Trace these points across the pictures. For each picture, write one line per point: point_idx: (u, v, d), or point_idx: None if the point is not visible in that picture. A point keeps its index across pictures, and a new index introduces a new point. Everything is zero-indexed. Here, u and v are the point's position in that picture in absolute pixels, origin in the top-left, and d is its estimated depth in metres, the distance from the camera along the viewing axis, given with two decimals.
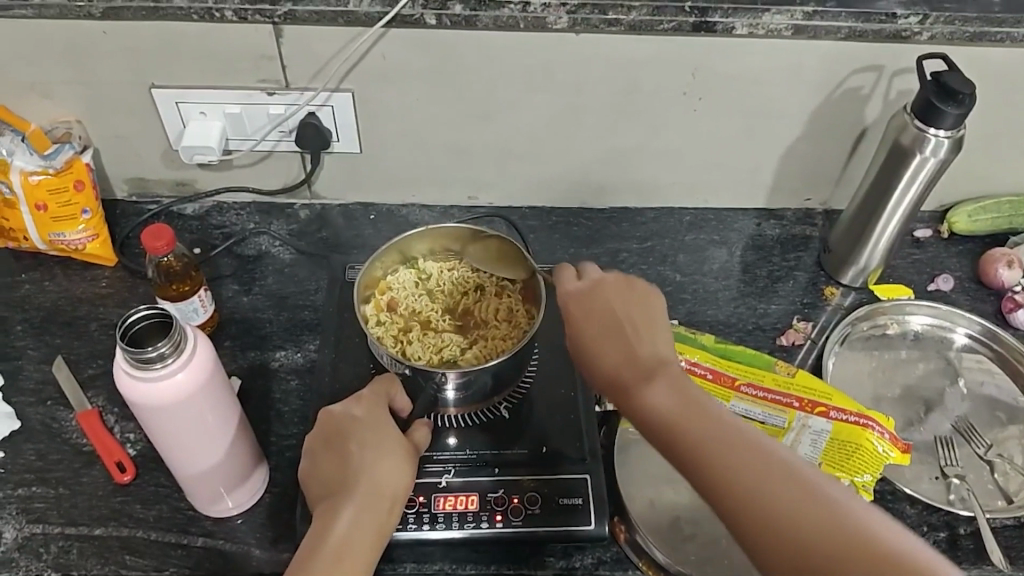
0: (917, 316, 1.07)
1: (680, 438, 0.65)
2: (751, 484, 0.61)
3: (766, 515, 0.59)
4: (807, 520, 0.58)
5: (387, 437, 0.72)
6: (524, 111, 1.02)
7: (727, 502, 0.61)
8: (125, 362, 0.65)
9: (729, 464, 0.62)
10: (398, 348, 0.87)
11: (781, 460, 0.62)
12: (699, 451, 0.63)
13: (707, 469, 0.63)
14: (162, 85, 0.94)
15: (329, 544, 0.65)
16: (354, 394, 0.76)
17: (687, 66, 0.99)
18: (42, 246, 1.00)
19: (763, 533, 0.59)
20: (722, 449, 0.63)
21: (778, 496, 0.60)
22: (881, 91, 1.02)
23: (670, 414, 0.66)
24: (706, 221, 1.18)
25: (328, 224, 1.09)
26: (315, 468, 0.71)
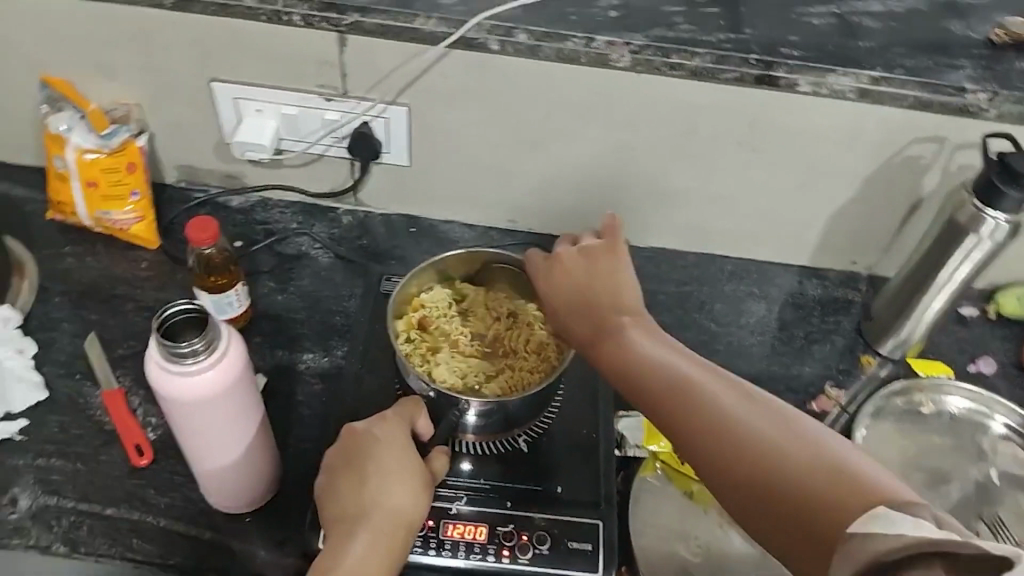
0: (953, 398, 1.04)
1: (653, 385, 0.68)
2: (719, 420, 0.63)
3: (731, 447, 0.61)
4: (770, 444, 0.60)
5: (406, 462, 0.72)
6: (577, 142, 1.02)
7: (696, 441, 0.63)
8: (158, 353, 0.66)
9: (699, 402, 0.65)
10: (424, 367, 0.87)
11: (749, 395, 0.64)
12: (670, 396, 0.66)
13: (679, 413, 0.65)
14: (224, 79, 0.96)
15: (340, 572, 0.66)
16: (379, 413, 0.77)
17: (745, 117, 0.98)
18: (89, 222, 1.02)
19: (729, 465, 0.61)
20: (693, 392, 0.66)
21: (743, 428, 0.62)
22: (941, 164, 1.01)
23: (645, 361, 0.70)
24: (747, 272, 1.17)
25: (370, 233, 1.10)
26: (335, 484, 0.73)
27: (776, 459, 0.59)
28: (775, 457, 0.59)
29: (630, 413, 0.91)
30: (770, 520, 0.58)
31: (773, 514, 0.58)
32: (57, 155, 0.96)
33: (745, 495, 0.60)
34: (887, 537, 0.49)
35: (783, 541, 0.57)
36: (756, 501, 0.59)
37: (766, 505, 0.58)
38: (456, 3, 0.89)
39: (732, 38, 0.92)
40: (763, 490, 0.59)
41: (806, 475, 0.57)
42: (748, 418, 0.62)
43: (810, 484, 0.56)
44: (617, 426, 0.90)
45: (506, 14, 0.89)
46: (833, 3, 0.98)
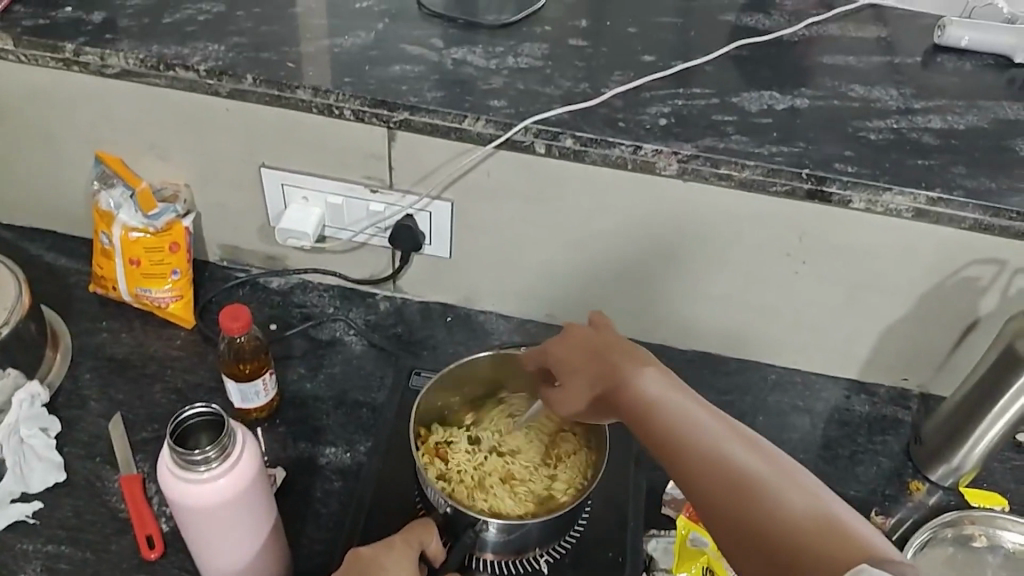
0: (1009, 533, 0.97)
1: (662, 433, 0.63)
2: (731, 475, 0.58)
3: (740, 506, 0.57)
4: (781, 507, 0.56)
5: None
6: (619, 243, 0.99)
7: (705, 494, 0.59)
8: (171, 459, 0.64)
9: (702, 452, 0.60)
10: (472, 505, 0.82)
11: (760, 451, 0.60)
12: (681, 445, 0.62)
13: (689, 463, 0.61)
14: (271, 165, 0.96)
15: None
16: (386, 540, 0.73)
17: (795, 230, 0.95)
18: (127, 298, 1.02)
19: (739, 523, 0.57)
20: (702, 442, 0.61)
21: (755, 485, 0.57)
22: (999, 286, 0.96)
23: (661, 421, 0.64)
24: (792, 383, 1.12)
25: (404, 321, 1.08)
26: None
27: (788, 525, 0.55)
28: (788, 524, 0.55)
29: (660, 534, 0.86)
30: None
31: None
32: (103, 231, 0.98)
33: (754, 556, 0.56)
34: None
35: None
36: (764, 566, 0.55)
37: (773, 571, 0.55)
38: (505, 107, 0.89)
39: (785, 151, 0.90)
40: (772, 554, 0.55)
41: (817, 543, 0.53)
42: (758, 476, 0.58)
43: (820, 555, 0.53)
44: (645, 547, 0.85)
45: (553, 118, 0.88)
46: (891, 117, 0.95)
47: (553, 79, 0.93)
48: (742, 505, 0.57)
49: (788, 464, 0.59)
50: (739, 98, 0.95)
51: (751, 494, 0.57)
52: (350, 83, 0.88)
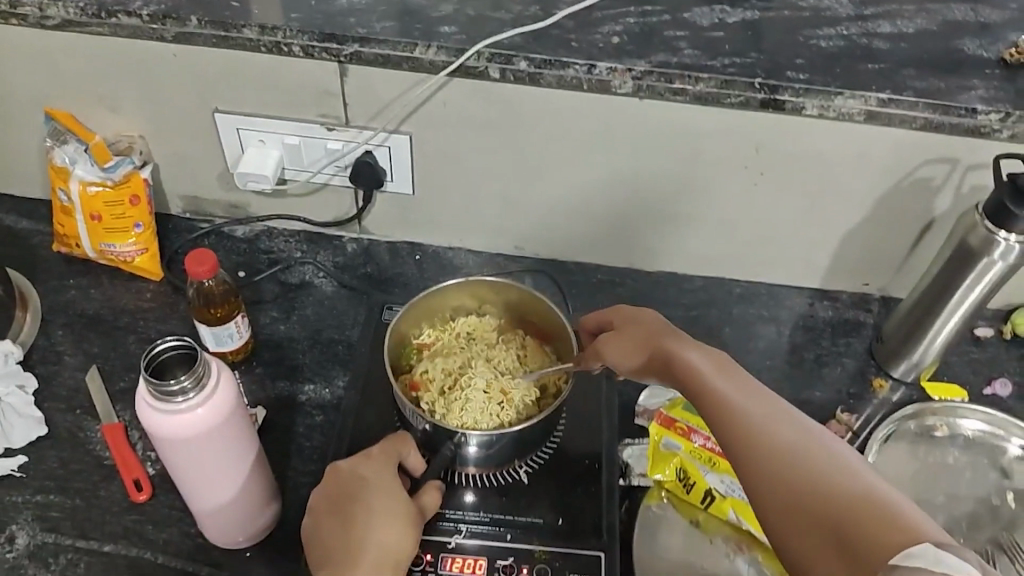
0: (969, 420, 1.02)
1: (715, 407, 0.66)
2: (771, 446, 0.60)
3: (785, 473, 0.58)
4: (824, 479, 0.56)
5: (393, 501, 0.72)
6: (581, 169, 1.00)
7: (752, 466, 0.61)
8: (147, 391, 0.65)
9: (744, 422, 0.63)
10: (484, 426, 0.83)
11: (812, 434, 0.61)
12: (733, 421, 0.64)
13: (741, 436, 0.62)
14: (225, 110, 0.95)
15: None
16: (365, 452, 0.76)
17: (751, 140, 0.96)
18: (92, 254, 1.02)
19: (769, 484, 0.58)
20: (753, 417, 0.63)
21: (802, 458, 0.58)
22: (953, 184, 0.98)
23: (705, 393, 0.67)
24: (757, 295, 1.15)
25: (373, 259, 1.09)
26: (320, 530, 0.71)
27: (827, 493, 0.55)
28: (828, 493, 0.55)
29: (636, 442, 0.92)
30: (805, 548, 0.55)
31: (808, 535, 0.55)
32: (60, 188, 0.97)
33: (781, 513, 0.57)
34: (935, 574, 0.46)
35: (815, 569, 0.54)
36: (796, 531, 0.55)
37: (805, 535, 0.55)
38: (456, 34, 0.89)
39: (737, 62, 0.91)
40: (805, 521, 0.55)
41: (853, 513, 0.53)
42: (809, 453, 0.59)
43: (852, 520, 0.53)
44: (621, 454, 0.90)
45: (506, 43, 0.88)
46: (842, 25, 0.96)
47: (503, 4, 0.92)
48: (788, 474, 0.58)
49: (838, 448, 0.60)
50: (691, 14, 0.95)
51: (797, 466, 0.58)
52: (296, 18, 0.88)
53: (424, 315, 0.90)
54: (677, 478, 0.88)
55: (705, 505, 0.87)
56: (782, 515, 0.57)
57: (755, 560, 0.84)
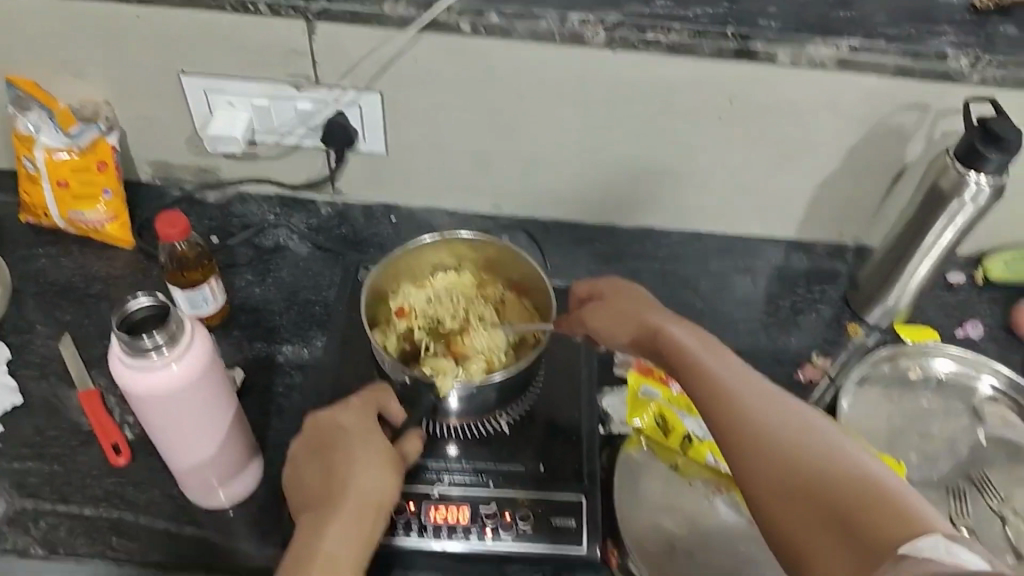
0: (940, 361, 1.03)
1: (708, 396, 0.66)
2: (768, 432, 0.61)
3: (784, 459, 0.59)
4: (821, 467, 0.57)
5: (375, 444, 0.72)
6: (553, 124, 1.00)
7: (748, 454, 0.61)
8: (120, 347, 0.64)
9: (741, 408, 0.63)
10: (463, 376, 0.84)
11: (807, 421, 0.61)
12: (728, 410, 0.64)
13: (736, 424, 0.63)
14: (192, 72, 0.94)
15: (316, 554, 0.64)
16: (345, 400, 0.76)
17: (724, 91, 0.95)
18: (62, 223, 1.01)
19: (767, 470, 0.59)
20: (746, 400, 0.64)
21: (801, 445, 0.59)
22: (925, 132, 0.97)
23: (701, 379, 0.68)
24: (733, 248, 1.15)
25: (348, 221, 1.09)
26: (302, 477, 0.71)
27: (826, 480, 0.56)
28: (826, 481, 0.56)
29: (614, 391, 0.93)
30: (800, 528, 0.55)
31: (805, 519, 0.55)
32: (25, 156, 0.95)
33: (778, 498, 0.57)
34: (945, 564, 0.47)
35: (810, 553, 0.54)
36: (791, 511, 0.56)
37: (801, 514, 0.56)
38: None
39: (708, 12, 0.90)
40: (804, 510, 0.55)
41: (852, 500, 0.54)
42: (806, 441, 0.59)
43: (850, 506, 0.53)
44: (602, 403, 0.92)
45: None
46: None
47: None
48: (786, 463, 0.58)
49: (833, 434, 0.60)
50: None
51: (795, 455, 0.58)
52: None
53: (400, 270, 0.90)
54: (654, 423, 0.89)
55: (683, 448, 0.88)
56: (779, 499, 0.57)
57: (732, 501, 0.85)
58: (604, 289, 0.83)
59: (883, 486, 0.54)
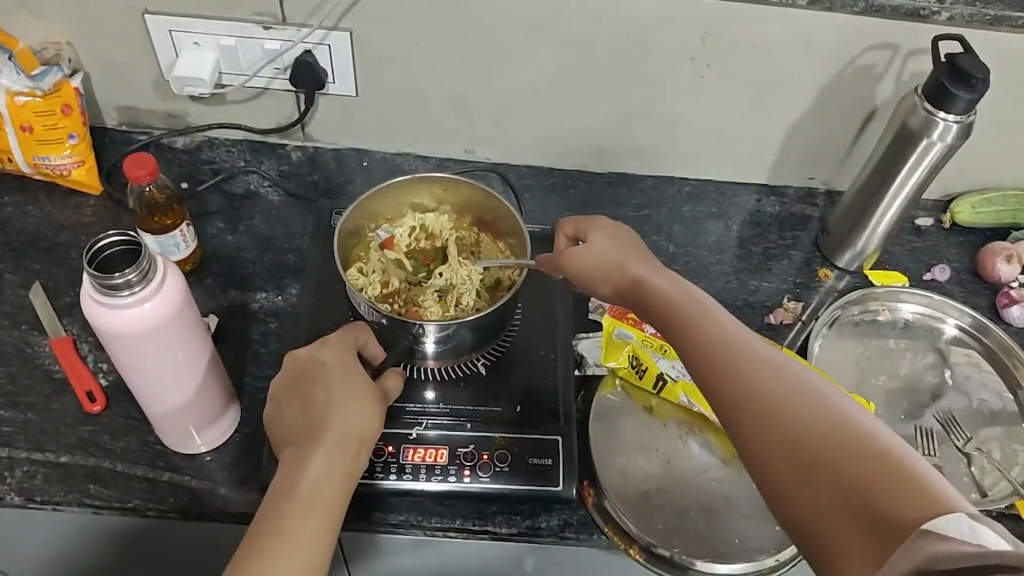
0: (908, 304, 1.05)
1: (704, 357, 0.63)
2: (764, 387, 0.59)
3: (781, 416, 0.56)
4: (824, 429, 0.54)
5: (356, 378, 0.72)
6: (524, 65, 0.99)
7: (744, 414, 0.58)
8: (92, 286, 0.64)
9: (736, 363, 0.61)
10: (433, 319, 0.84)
11: (805, 378, 0.59)
12: (723, 368, 0.61)
13: (731, 382, 0.60)
14: (156, 11, 0.92)
15: (302, 488, 0.64)
16: (322, 339, 0.76)
17: (696, 30, 0.94)
18: (27, 169, 0.99)
19: (764, 429, 0.57)
20: (742, 356, 0.61)
21: (799, 402, 0.57)
22: (894, 72, 0.98)
23: (694, 333, 0.65)
24: (706, 193, 1.15)
25: (319, 168, 1.07)
26: (282, 414, 0.71)
27: (829, 442, 0.53)
28: (829, 444, 0.53)
29: (589, 335, 0.93)
30: (801, 491, 0.53)
31: (803, 481, 0.53)
32: None
33: (776, 457, 0.55)
34: (967, 544, 0.45)
35: (812, 519, 0.52)
36: (791, 473, 0.54)
37: (801, 477, 0.54)
38: None
39: None
40: (805, 473, 0.53)
41: (858, 465, 0.52)
42: (809, 404, 0.57)
43: (856, 473, 0.51)
44: (576, 347, 0.92)
45: None
46: None
47: None
48: (785, 423, 0.56)
49: (833, 393, 0.58)
50: None
51: (799, 418, 0.56)
52: None
53: (376, 212, 0.90)
54: (630, 365, 0.89)
55: (657, 390, 0.89)
56: (777, 460, 0.55)
57: (705, 441, 0.87)
58: (589, 238, 0.80)
59: (889, 451, 0.52)
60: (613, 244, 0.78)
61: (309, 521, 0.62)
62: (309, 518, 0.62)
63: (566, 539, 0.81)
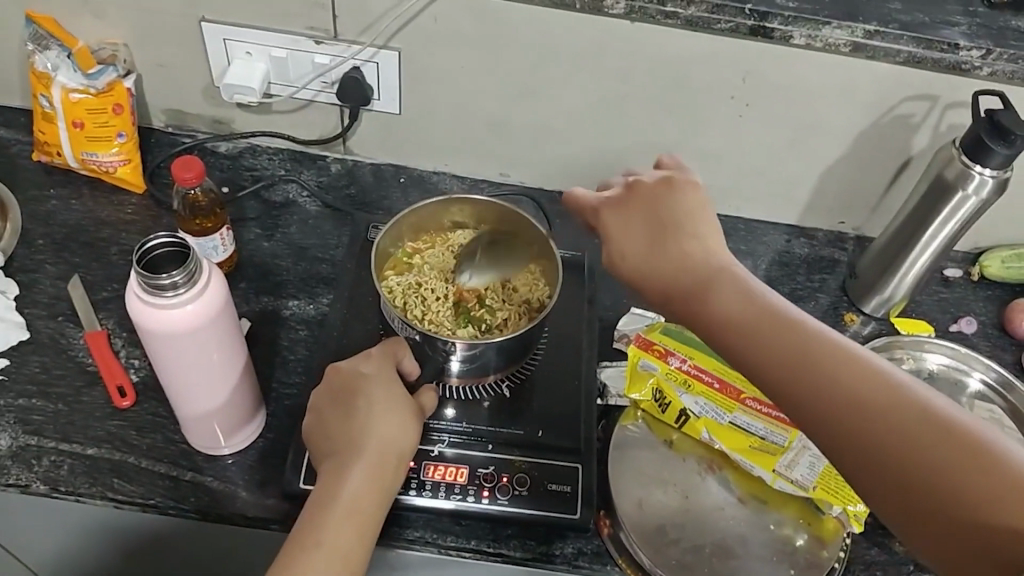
0: (933, 355, 1.05)
1: (769, 363, 0.61)
2: (844, 395, 0.57)
3: (870, 425, 0.56)
4: (915, 431, 0.55)
5: (396, 392, 0.75)
6: (565, 93, 1.00)
7: (826, 424, 0.58)
8: (138, 284, 0.65)
9: (806, 368, 0.59)
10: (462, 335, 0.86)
11: (870, 365, 0.58)
12: (786, 370, 0.60)
13: (806, 390, 0.59)
14: (212, 19, 0.94)
15: (339, 504, 0.68)
16: (365, 351, 0.78)
17: (739, 69, 0.95)
18: (74, 164, 1.01)
19: (856, 439, 0.57)
20: (810, 356, 0.59)
21: (886, 408, 0.56)
22: (931, 123, 0.98)
23: (752, 335, 0.62)
24: (736, 230, 1.15)
25: (357, 181, 1.09)
26: (323, 423, 0.74)
27: (924, 447, 0.54)
28: (926, 449, 0.54)
29: (613, 364, 0.93)
30: (906, 502, 0.55)
31: (907, 491, 0.54)
32: (42, 93, 0.95)
33: (873, 468, 0.56)
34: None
35: (918, 528, 0.54)
36: (889, 485, 0.55)
37: (903, 488, 0.55)
38: None
39: None
40: (907, 482, 0.54)
41: (960, 470, 0.53)
42: (896, 407, 0.56)
43: (959, 480, 0.53)
44: (599, 375, 0.92)
45: None
46: None
47: None
48: (873, 431, 0.56)
49: (900, 376, 0.58)
50: None
51: (891, 428, 0.56)
52: None
53: (414, 227, 0.91)
54: (652, 398, 0.89)
55: (678, 425, 0.89)
56: (874, 472, 0.56)
57: (724, 479, 0.87)
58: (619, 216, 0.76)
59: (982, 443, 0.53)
60: (650, 208, 0.74)
61: (345, 539, 0.66)
62: (344, 536, 0.67)
63: (580, 567, 0.82)
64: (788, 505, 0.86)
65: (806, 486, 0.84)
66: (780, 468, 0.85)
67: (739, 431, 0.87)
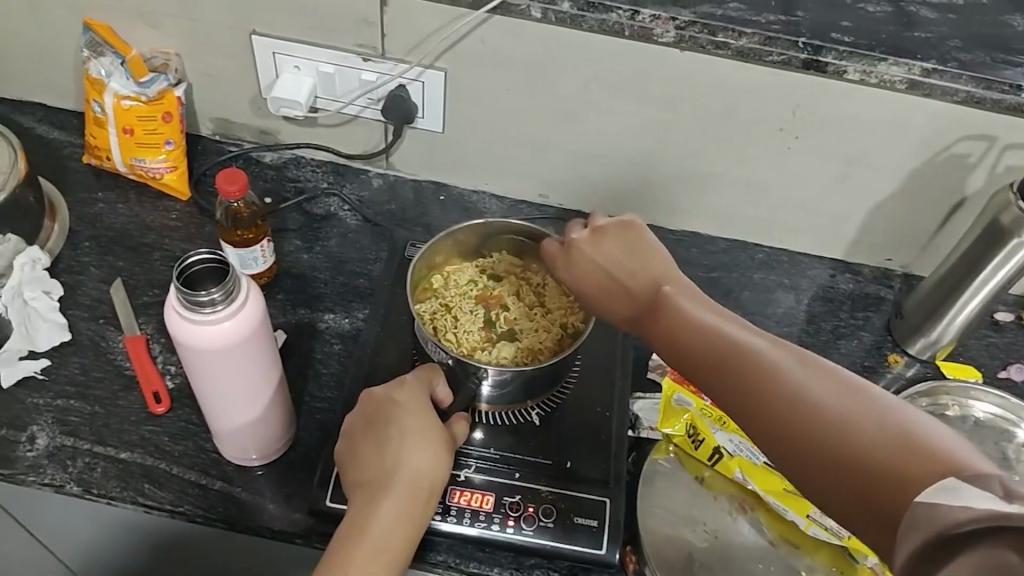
0: (979, 403, 1.01)
1: (713, 373, 0.64)
2: (777, 393, 0.59)
3: (804, 418, 0.57)
4: (840, 416, 0.56)
5: (428, 421, 0.74)
6: (611, 119, 0.99)
7: (764, 423, 0.59)
8: (177, 299, 0.66)
9: (744, 372, 0.62)
10: (496, 362, 0.85)
11: (805, 366, 0.60)
12: (723, 385, 0.63)
13: (748, 395, 0.61)
14: (263, 33, 0.95)
15: (368, 536, 0.68)
16: (400, 377, 0.78)
17: (788, 101, 0.94)
18: (123, 169, 1.03)
19: (790, 434, 0.58)
20: (748, 362, 0.62)
21: (817, 399, 0.58)
22: (988, 163, 0.95)
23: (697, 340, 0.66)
24: (779, 263, 1.13)
25: (398, 197, 1.09)
26: (356, 450, 0.74)
27: (852, 430, 0.55)
28: (855, 431, 0.55)
29: (647, 396, 0.92)
30: (839, 487, 0.55)
31: (841, 477, 0.54)
32: (95, 99, 0.97)
33: (809, 459, 0.56)
34: (946, 504, 0.47)
35: (855, 513, 0.54)
36: (827, 474, 0.55)
37: (835, 473, 0.55)
38: None
39: (783, 19, 0.88)
40: (840, 466, 0.55)
41: (884, 449, 0.53)
42: (825, 399, 0.57)
43: (880, 459, 0.53)
44: (632, 407, 0.91)
45: None
46: None
47: None
48: (804, 422, 0.57)
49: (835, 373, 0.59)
50: None
51: (819, 416, 0.57)
52: None
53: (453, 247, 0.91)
54: (686, 434, 0.87)
55: (711, 462, 0.87)
56: (810, 462, 0.56)
57: (755, 520, 0.85)
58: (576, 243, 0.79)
59: (903, 425, 0.54)
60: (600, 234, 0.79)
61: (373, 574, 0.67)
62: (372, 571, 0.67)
63: None
64: (821, 551, 0.83)
65: (841, 534, 0.81)
66: (815, 513, 0.82)
67: (773, 472, 0.85)
